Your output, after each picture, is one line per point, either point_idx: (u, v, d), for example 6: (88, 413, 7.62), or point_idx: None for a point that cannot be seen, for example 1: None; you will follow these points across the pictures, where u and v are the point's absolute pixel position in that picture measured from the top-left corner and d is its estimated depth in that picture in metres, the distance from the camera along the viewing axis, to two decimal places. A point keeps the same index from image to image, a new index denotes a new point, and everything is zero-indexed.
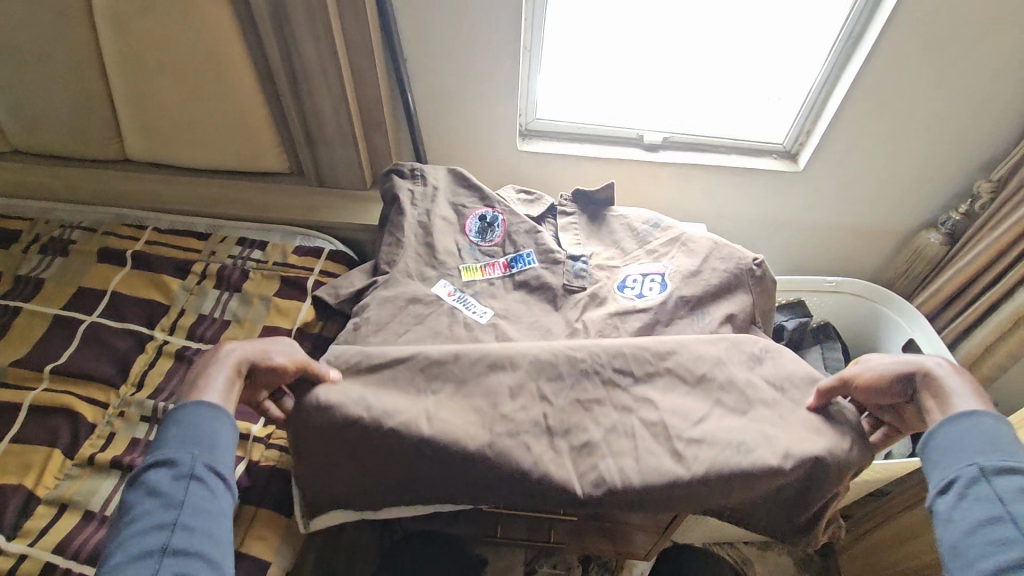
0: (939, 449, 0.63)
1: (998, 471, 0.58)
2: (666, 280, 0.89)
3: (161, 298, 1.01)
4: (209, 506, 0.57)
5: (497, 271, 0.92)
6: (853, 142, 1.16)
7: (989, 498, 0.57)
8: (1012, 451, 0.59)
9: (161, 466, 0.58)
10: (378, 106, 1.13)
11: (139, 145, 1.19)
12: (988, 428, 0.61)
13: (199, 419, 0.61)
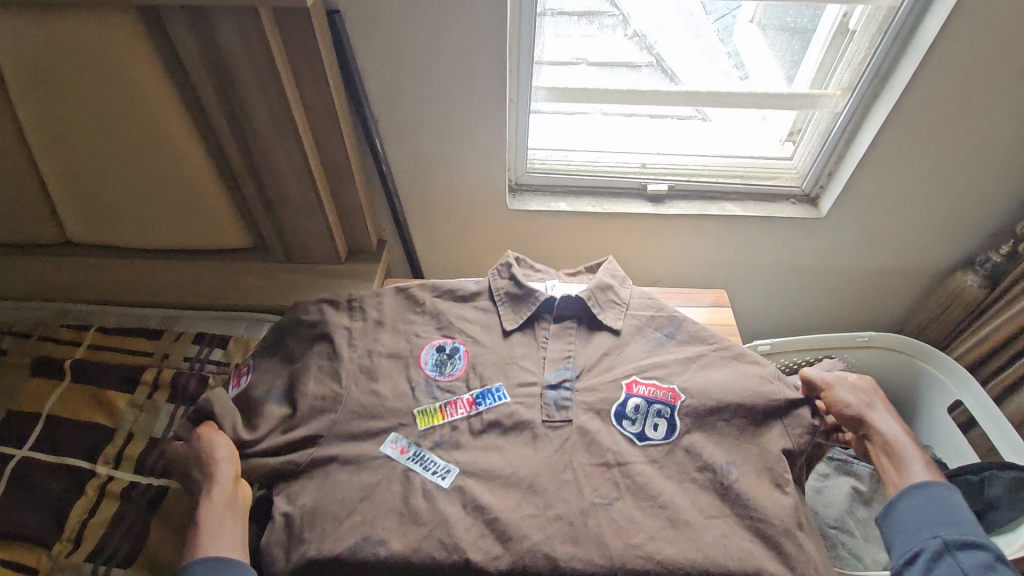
0: (909, 519, 0.71)
1: (959, 545, 0.67)
2: (676, 413, 0.77)
3: (104, 419, 0.87)
4: None
5: (460, 411, 0.79)
6: (881, 185, 1.05)
7: (954, 573, 0.65)
8: (972, 528, 0.68)
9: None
10: (348, 174, 1.01)
11: (82, 230, 1.05)
12: (953, 504, 0.70)
13: (225, 570, 0.64)
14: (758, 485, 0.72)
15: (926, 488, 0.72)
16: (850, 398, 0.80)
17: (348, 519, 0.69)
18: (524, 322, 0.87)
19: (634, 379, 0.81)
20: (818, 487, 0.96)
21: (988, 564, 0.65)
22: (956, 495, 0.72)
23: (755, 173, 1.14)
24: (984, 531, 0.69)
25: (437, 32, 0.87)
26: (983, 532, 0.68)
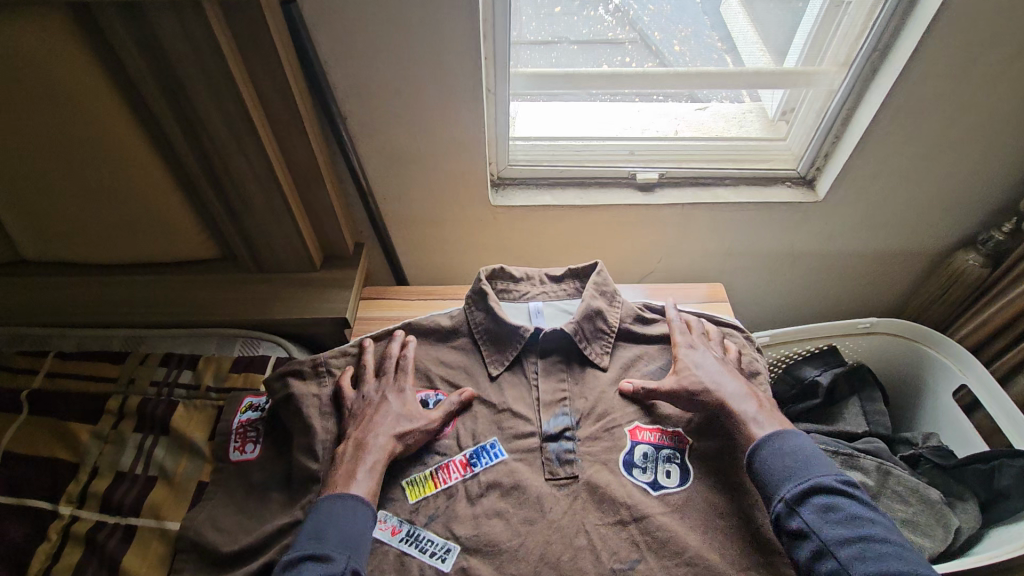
0: (759, 488, 0.71)
1: (799, 497, 0.66)
2: (687, 458, 0.77)
3: (66, 455, 0.82)
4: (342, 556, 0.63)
5: (454, 476, 0.76)
6: (881, 166, 1.00)
7: (803, 532, 0.65)
8: (803, 472, 0.69)
9: (316, 560, 0.63)
10: (318, 176, 0.94)
11: (34, 248, 0.98)
12: (787, 452, 0.71)
13: (341, 515, 0.66)
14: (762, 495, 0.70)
15: (766, 444, 0.72)
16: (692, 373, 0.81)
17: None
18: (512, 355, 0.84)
19: (636, 425, 0.80)
20: None
21: (827, 503, 0.66)
22: (789, 437, 0.72)
23: (749, 157, 1.09)
24: (818, 467, 0.70)
25: (402, 18, 0.79)
26: (816, 468, 0.69)
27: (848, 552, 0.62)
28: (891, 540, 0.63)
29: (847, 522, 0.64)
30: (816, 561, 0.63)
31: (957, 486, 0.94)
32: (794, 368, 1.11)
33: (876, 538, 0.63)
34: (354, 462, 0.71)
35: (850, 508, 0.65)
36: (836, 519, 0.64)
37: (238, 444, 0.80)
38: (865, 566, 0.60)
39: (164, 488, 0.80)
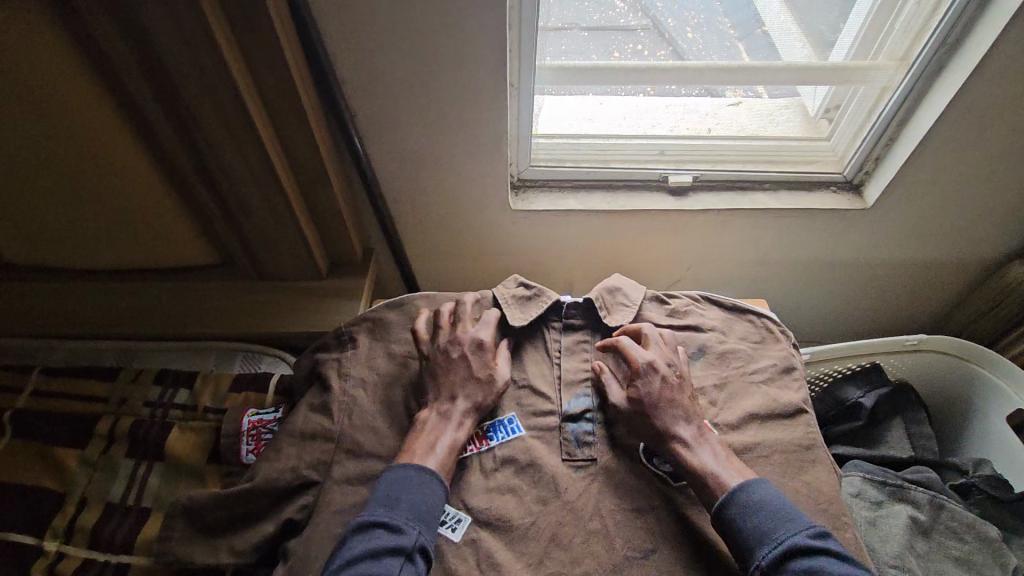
0: (734, 552, 0.60)
1: (776, 563, 0.55)
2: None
3: (53, 484, 0.75)
4: (411, 536, 0.58)
5: (469, 448, 0.70)
6: (938, 169, 0.91)
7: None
8: (777, 528, 0.57)
9: (388, 528, 0.58)
10: (324, 176, 0.86)
11: (15, 253, 0.91)
12: (757, 507, 0.59)
13: (417, 486, 0.62)
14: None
15: (731, 501, 0.60)
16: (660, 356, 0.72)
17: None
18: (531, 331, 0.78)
19: None
20: (870, 518, 0.85)
21: (807, 564, 0.54)
22: (756, 487, 0.61)
23: (790, 158, 1.01)
24: (794, 518, 0.59)
25: (420, 4, 0.71)
26: (790, 521, 0.58)
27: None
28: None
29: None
30: None
31: (1013, 519, 0.87)
32: (833, 389, 1.03)
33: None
34: (428, 432, 0.67)
35: (834, 566, 0.54)
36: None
37: (251, 447, 0.76)
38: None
39: (159, 520, 0.73)
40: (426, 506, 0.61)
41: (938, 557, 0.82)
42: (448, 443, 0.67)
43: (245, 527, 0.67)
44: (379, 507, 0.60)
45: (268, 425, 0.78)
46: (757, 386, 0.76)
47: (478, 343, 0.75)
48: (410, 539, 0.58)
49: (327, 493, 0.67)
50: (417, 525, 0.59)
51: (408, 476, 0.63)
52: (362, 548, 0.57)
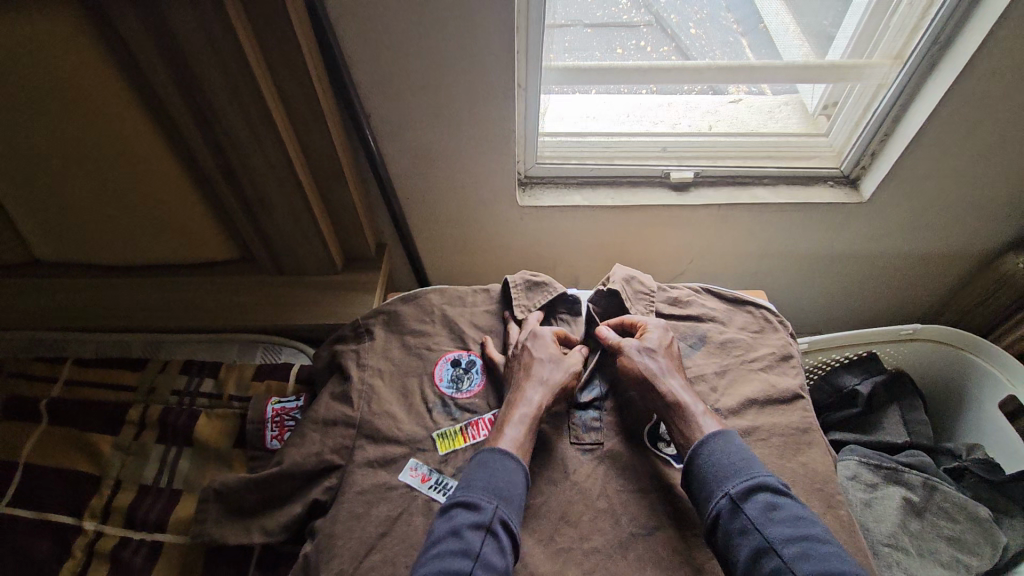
0: (698, 488, 0.63)
1: (744, 494, 0.59)
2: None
3: (89, 468, 0.80)
4: (490, 511, 0.59)
5: (484, 434, 0.74)
6: (932, 163, 0.94)
7: (746, 530, 0.57)
8: (748, 469, 0.62)
9: (466, 507, 0.60)
10: (339, 174, 0.90)
11: (49, 249, 0.96)
12: (733, 451, 0.63)
13: (491, 466, 0.63)
14: (811, 513, 0.66)
15: (710, 441, 0.64)
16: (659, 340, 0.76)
17: (361, 569, 0.63)
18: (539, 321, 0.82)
19: None
20: (865, 500, 0.90)
21: (772, 503, 0.58)
22: (733, 437, 0.65)
23: (789, 153, 1.04)
24: (763, 468, 0.63)
25: (432, 9, 0.74)
26: (760, 466, 0.62)
27: (792, 551, 0.54)
28: (836, 545, 0.56)
29: (792, 524, 0.56)
30: (755, 560, 0.55)
31: (1004, 501, 0.91)
32: (831, 376, 1.07)
33: (820, 540, 0.55)
34: (500, 420, 0.69)
35: (795, 510, 0.58)
36: (780, 518, 0.57)
37: (276, 433, 0.81)
38: (809, 567, 0.52)
39: (189, 501, 0.78)
40: (501, 482, 0.62)
41: (930, 536, 0.86)
42: (519, 426, 0.67)
43: (272, 506, 0.72)
44: (461, 488, 0.63)
45: (290, 413, 0.83)
46: (756, 372, 0.80)
47: (536, 333, 0.77)
48: (488, 514, 0.59)
49: (348, 475, 0.70)
50: (495, 501, 0.60)
51: (486, 458, 0.65)
52: (444, 526, 0.59)
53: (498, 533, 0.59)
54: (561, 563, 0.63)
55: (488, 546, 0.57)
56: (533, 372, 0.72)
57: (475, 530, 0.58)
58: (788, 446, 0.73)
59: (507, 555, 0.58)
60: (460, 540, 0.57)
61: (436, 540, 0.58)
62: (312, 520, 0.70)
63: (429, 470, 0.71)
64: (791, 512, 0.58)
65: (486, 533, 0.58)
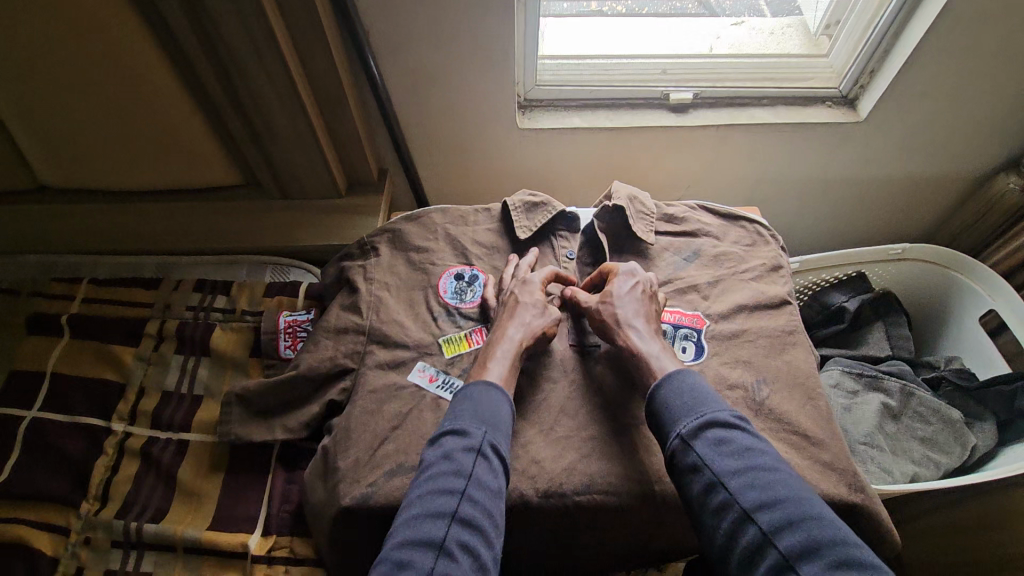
0: (653, 426, 0.61)
1: (696, 432, 0.56)
2: (703, 337, 0.77)
3: (113, 376, 0.85)
4: (479, 437, 0.58)
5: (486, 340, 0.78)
6: (930, 80, 0.95)
7: (698, 467, 0.55)
8: (700, 406, 0.59)
9: (455, 433, 0.59)
10: (339, 95, 0.90)
11: (54, 173, 0.97)
12: (685, 388, 0.61)
13: (478, 397, 0.62)
14: (792, 403, 0.71)
15: (664, 383, 0.62)
16: (625, 280, 0.75)
17: (376, 457, 0.67)
18: (535, 249, 0.84)
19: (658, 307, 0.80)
20: (846, 406, 0.95)
21: (722, 437, 0.56)
22: (690, 373, 0.63)
23: (788, 74, 1.04)
24: (717, 401, 0.60)
25: None
26: (712, 401, 0.59)
27: (739, 484, 0.52)
28: (784, 469, 0.54)
29: (740, 455, 0.54)
30: (708, 496, 0.53)
31: (976, 406, 0.96)
32: (821, 295, 1.11)
33: (768, 467, 0.53)
34: (482, 356, 0.69)
35: (745, 440, 0.56)
36: (730, 450, 0.55)
37: (289, 343, 0.85)
38: (755, 497, 0.51)
39: (211, 405, 0.83)
40: (489, 411, 0.61)
41: (905, 438, 0.92)
42: (500, 362, 0.67)
43: (289, 407, 0.77)
44: (448, 418, 0.61)
45: (302, 325, 0.87)
46: (747, 282, 0.83)
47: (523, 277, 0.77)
48: (478, 439, 0.58)
49: (358, 377, 0.75)
50: (484, 428, 0.59)
51: (474, 392, 0.63)
52: (435, 452, 0.58)
53: (489, 454, 0.58)
54: (561, 449, 0.68)
55: (479, 467, 0.57)
56: (518, 313, 0.72)
57: (466, 454, 0.57)
58: (775, 347, 0.76)
59: (500, 476, 0.58)
60: (451, 464, 0.56)
61: (427, 466, 0.57)
62: (327, 418, 0.75)
63: (436, 371, 0.74)
64: (741, 444, 0.55)
65: (477, 456, 0.57)
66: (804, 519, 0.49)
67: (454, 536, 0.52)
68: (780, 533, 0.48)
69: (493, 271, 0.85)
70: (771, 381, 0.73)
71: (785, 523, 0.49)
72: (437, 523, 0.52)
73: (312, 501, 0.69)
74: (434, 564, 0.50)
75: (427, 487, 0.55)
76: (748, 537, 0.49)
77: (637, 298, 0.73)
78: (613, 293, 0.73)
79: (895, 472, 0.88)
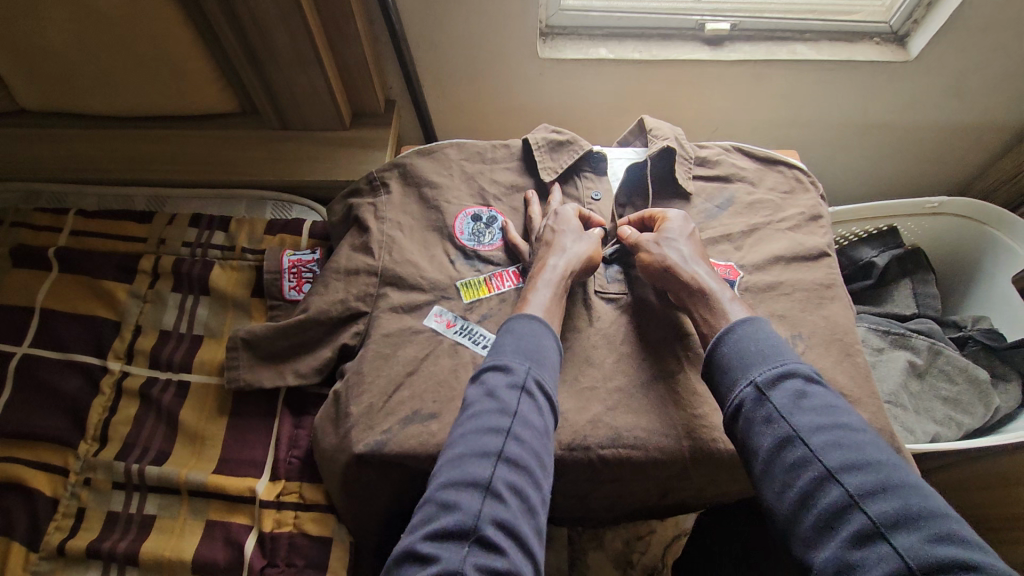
0: (718, 375, 0.56)
1: (772, 381, 0.51)
2: (736, 288, 0.72)
3: (107, 314, 0.80)
4: (524, 372, 0.54)
5: (507, 284, 0.73)
6: (994, 15, 0.86)
7: (771, 419, 0.49)
8: (778, 355, 0.53)
9: (498, 370, 0.55)
10: (346, 13, 0.81)
11: (31, 93, 0.89)
12: (762, 338, 0.55)
13: (522, 330, 0.59)
14: (829, 360, 0.67)
15: (735, 329, 0.57)
16: (673, 226, 0.71)
17: (390, 403, 0.63)
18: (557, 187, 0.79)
19: None
20: (870, 363, 0.92)
21: (803, 390, 0.50)
22: (763, 323, 0.57)
23: (833, 7, 0.96)
24: (791, 353, 0.55)
25: None
26: (785, 352, 0.54)
27: (822, 441, 0.46)
28: (872, 434, 0.48)
29: (822, 411, 0.48)
30: (780, 452, 0.48)
31: (1002, 367, 0.94)
32: (849, 249, 1.06)
33: (855, 428, 0.48)
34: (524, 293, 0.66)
35: (827, 397, 0.50)
36: (809, 405, 0.49)
37: (294, 284, 0.80)
38: (841, 456, 0.45)
39: (213, 346, 0.79)
40: (532, 347, 0.57)
41: (928, 397, 0.90)
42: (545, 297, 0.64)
43: (295, 351, 0.72)
44: (489, 355, 0.58)
45: (307, 265, 0.82)
46: (784, 232, 0.78)
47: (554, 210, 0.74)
48: (522, 375, 0.54)
49: (370, 321, 0.70)
50: (527, 362, 0.55)
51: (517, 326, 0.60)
52: (477, 389, 0.54)
53: (534, 391, 0.54)
54: (584, 401, 0.64)
55: (525, 404, 0.52)
56: (561, 245, 0.69)
57: (509, 391, 0.53)
58: (812, 301, 0.72)
59: (547, 415, 0.54)
60: (494, 401, 0.52)
61: (469, 404, 0.53)
62: (337, 363, 0.71)
63: (453, 316, 0.70)
64: (821, 401, 0.49)
65: (521, 394, 0.53)
66: (900, 485, 0.43)
67: (501, 476, 0.48)
68: (869, 496, 0.43)
69: (513, 213, 0.80)
70: (807, 336, 0.69)
71: (876, 487, 0.43)
72: (483, 462, 0.48)
73: (322, 447, 0.66)
74: (481, 506, 0.46)
75: (469, 427, 0.51)
76: (830, 497, 0.44)
77: (689, 243, 0.69)
78: (663, 238, 0.69)
79: (917, 431, 0.86)
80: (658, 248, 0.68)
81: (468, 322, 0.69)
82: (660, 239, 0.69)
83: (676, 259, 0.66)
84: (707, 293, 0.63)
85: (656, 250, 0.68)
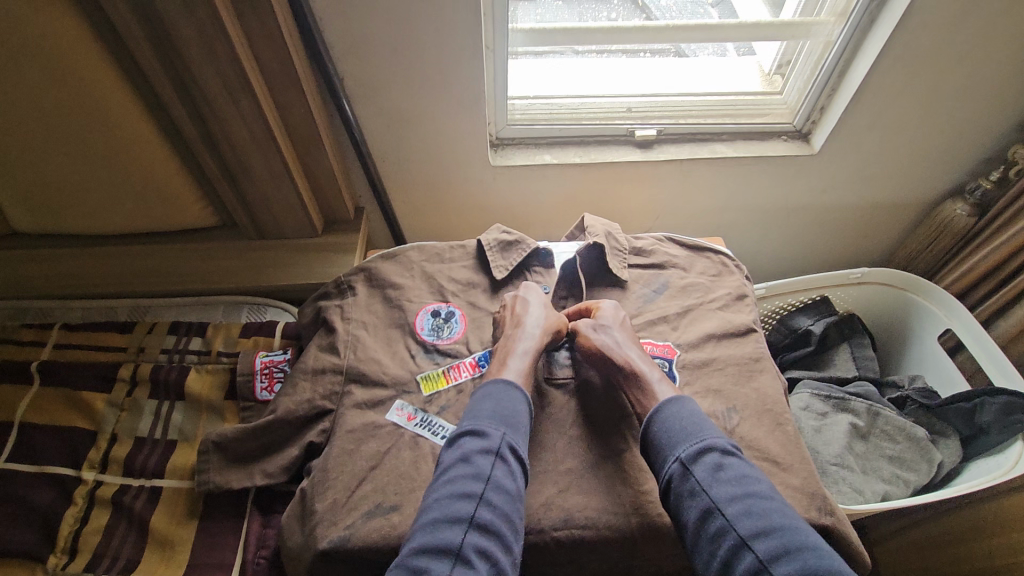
0: (652, 452, 0.63)
1: (694, 457, 0.59)
2: (674, 367, 0.79)
3: (84, 424, 0.83)
4: (498, 438, 0.61)
5: (464, 375, 0.79)
6: (875, 115, 1.01)
7: (694, 492, 0.57)
8: (698, 432, 0.62)
9: (474, 435, 0.62)
10: (316, 139, 0.92)
11: (25, 218, 0.97)
12: (685, 416, 0.64)
13: (497, 394, 0.66)
14: (761, 430, 0.73)
15: (664, 410, 0.64)
16: (608, 315, 0.78)
17: (354, 497, 0.67)
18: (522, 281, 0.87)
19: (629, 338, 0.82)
20: (816, 428, 0.98)
21: (720, 463, 0.59)
22: (687, 401, 0.66)
23: (746, 111, 1.10)
24: (712, 428, 0.63)
25: None
26: (707, 429, 0.62)
27: (736, 510, 0.54)
28: (778, 500, 0.56)
29: (737, 482, 0.57)
30: (705, 523, 0.55)
31: (940, 424, 0.99)
32: (788, 319, 1.15)
33: (765, 496, 0.56)
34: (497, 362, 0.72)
35: (740, 468, 0.58)
36: (726, 477, 0.57)
37: (265, 384, 0.85)
38: (753, 524, 0.53)
39: (185, 450, 0.82)
40: (508, 414, 0.64)
41: (874, 457, 0.95)
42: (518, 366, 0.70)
43: (265, 450, 0.76)
44: (468, 418, 0.65)
45: (278, 365, 0.87)
46: (714, 312, 0.86)
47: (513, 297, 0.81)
48: (496, 440, 0.61)
49: (336, 418, 0.75)
50: (503, 428, 0.62)
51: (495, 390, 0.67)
52: (456, 453, 0.61)
53: (507, 456, 0.60)
54: (538, 485, 0.69)
55: (497, 469, 0.59)
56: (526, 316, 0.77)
57: (484, 455, 0.59)
58: (743, 375, 0.79)
59: (519, 478, 0.60)
60: (470, 466, 0.59)
61: (448, 467, 0.60)
62: (305, 460, 0.75)
63: (413, 409, 0.75)
64: (736, 472, 0.58)
65: (495, 459, 0.60)
66: (800, 547, 0.51)
67: (471, 542, 0.53)
68: (775, 559, 0.50)
69: (470, 306, 0.87)
70: (740, 409, 0.75)
71: (780, 551, 0.51)
72: (456, 528, 0.54)
73: (288, 547, 0.68)
74: (450, 573, 0.51)
75: (446, 489, 0.57)
76: (745, 562, 0.51)
77: (622, 330, 0.76)
78: (600, 327, 0.76)
79: (866, 491, 0.91)
80: (596, 337, 0.75)
81: (428, 415, 0.74)
82: (598, 329, 0.76)
83: (612, 348, 0.73)
84: (644, 380, 0.69)
85: (594, 339, 0.75)
